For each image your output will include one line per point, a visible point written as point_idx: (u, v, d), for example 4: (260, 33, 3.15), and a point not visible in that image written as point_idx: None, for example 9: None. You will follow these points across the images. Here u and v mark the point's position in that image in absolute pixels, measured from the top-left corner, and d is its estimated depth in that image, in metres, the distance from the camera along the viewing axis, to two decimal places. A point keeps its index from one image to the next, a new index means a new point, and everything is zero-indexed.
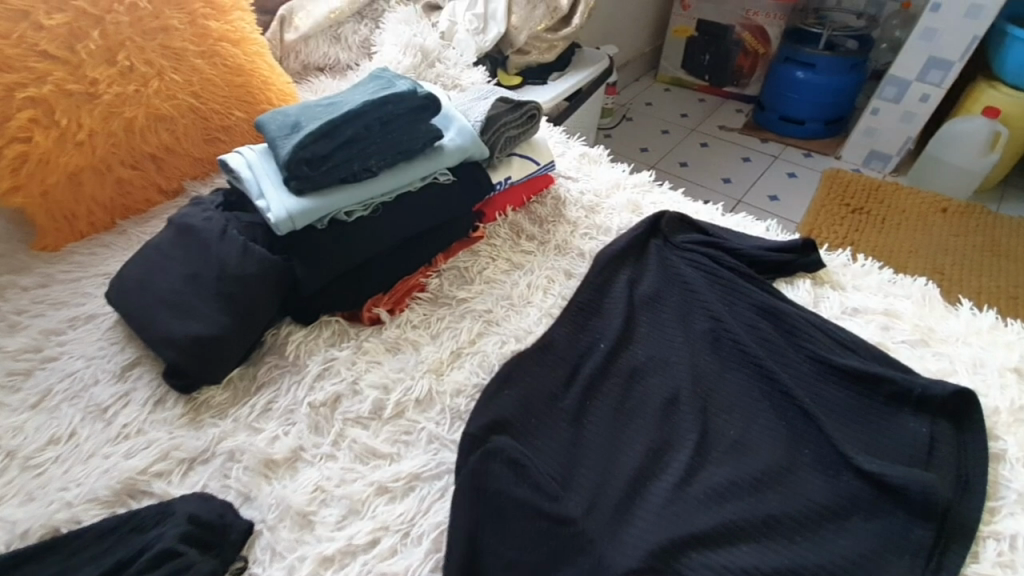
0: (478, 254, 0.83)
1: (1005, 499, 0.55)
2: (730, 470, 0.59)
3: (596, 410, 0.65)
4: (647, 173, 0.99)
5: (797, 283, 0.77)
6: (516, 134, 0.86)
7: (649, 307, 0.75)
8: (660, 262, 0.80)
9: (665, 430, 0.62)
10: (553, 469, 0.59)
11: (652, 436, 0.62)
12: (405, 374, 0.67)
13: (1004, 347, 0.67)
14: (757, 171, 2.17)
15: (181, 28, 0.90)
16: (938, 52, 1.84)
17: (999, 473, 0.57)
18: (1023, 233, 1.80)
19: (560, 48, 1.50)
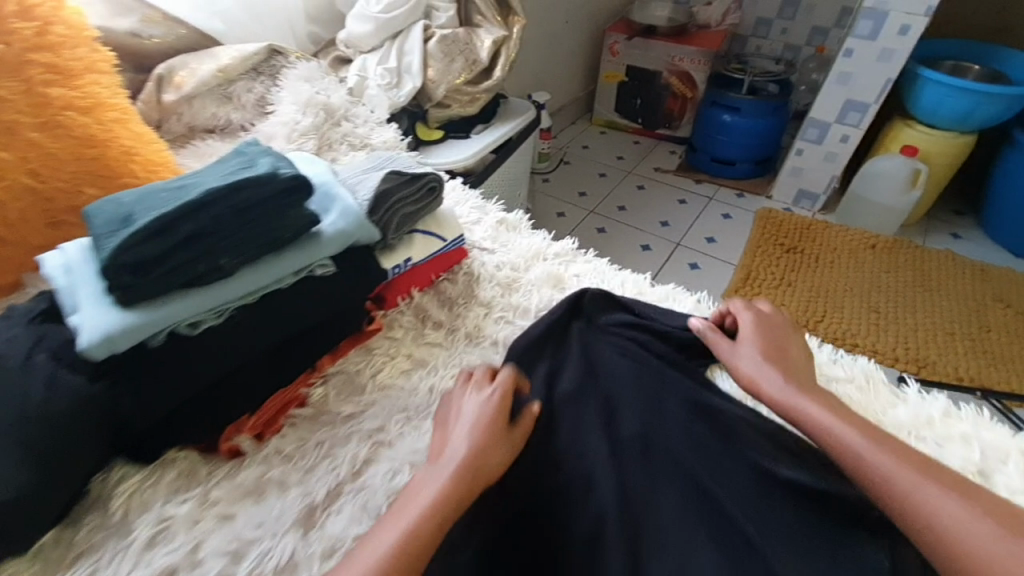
0: (372, 354, 0.71)
1: None
2: None
3: (505, 558, 0.53)
4: (570, 241, 0.91)
5: None
6: (414, 210, 0.76)
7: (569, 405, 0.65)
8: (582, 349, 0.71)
9: None
10: None
11: None
12: (264, 532, 0.53)
13: (960, 441, 0.61)
14: (694, 213, 2.16)
15: (12, 99, 0.74)
16: (854, 95, 1.90)
17: None
18: (948, 267, 1.85)
19: (485, 100, 1.41)
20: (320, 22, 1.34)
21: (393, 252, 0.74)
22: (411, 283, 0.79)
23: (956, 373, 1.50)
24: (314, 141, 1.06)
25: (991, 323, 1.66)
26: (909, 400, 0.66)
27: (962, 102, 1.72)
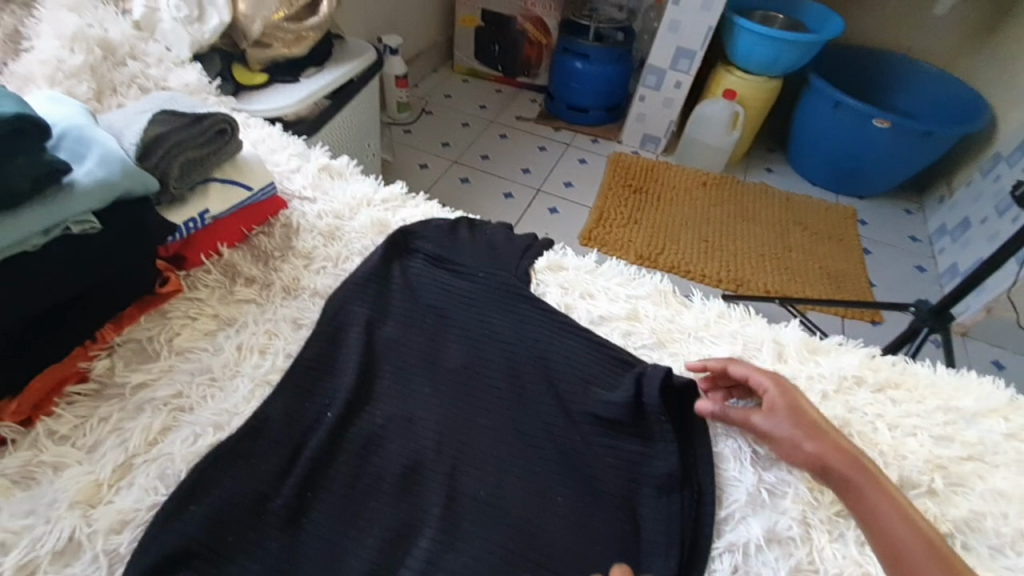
0: (166, 317, 0.64)
1: (735, 503, 0.56)
2: (482, 541, 0.52)
3: (320, 503, 0.54)
4: (400, 185, 0.89)
5: (546, 293, 0.73)
6: (200, 156, 0.67)
7: (389, 347, 0.66)
8: (404, 288, 0.72)
9: (404, 511, 0.54)
10: None
11: (389, 522, 0.53)
12: (33, 520, 0.47)
13: (729, 338, 0.70)
14: (552, 159, 2.24)
15: None
16: (683, 42, 2.05)
17: (726, 476, 0.58)
18: (761, 196, 2.14)
19: (312, 40, 1.29)
20: None
21: (182, 204, 0.67)
22: (215, 238, 0.72)
23: (765, 287, 1.77)
24: (91, 85, 0.91)
25: (792, 244, 1.96)
26: (693, 306, 0.74)
27: (767, 50, 1.94)
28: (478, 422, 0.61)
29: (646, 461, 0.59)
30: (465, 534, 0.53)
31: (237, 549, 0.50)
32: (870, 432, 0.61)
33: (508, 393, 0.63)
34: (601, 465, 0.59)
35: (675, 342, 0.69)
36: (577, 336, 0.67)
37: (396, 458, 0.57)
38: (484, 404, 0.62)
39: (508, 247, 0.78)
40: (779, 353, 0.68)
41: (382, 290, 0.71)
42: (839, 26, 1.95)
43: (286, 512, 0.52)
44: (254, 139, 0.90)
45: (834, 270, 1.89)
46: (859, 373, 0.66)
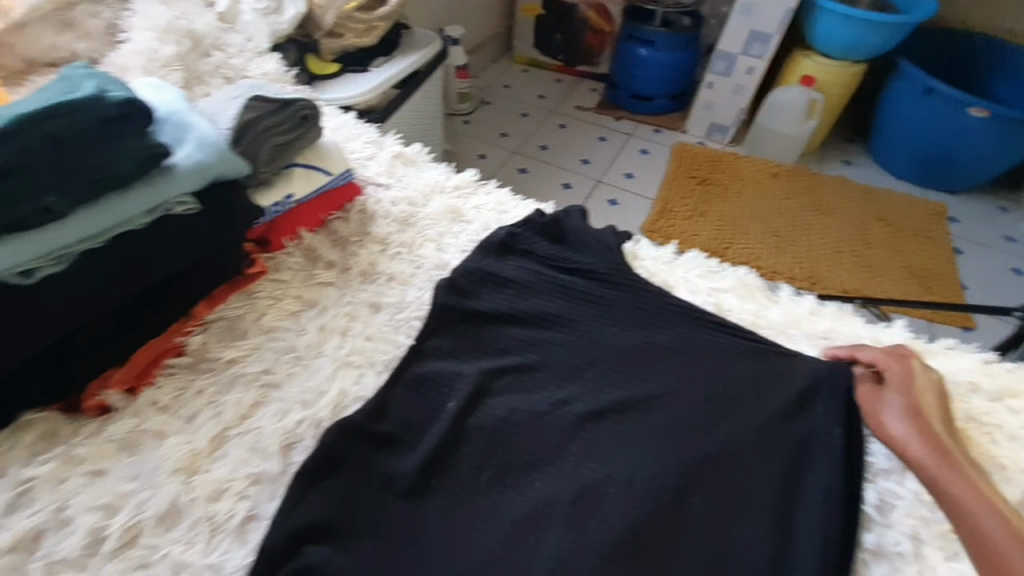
0: (253, 297, 0.66)
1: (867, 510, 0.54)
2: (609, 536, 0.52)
3: (443, 484, 0.55)
4: (471, 173, 0.88)
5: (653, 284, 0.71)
6: (285, 141, 0.69)
7: (507, 346, 0.66)
8: (522, 284, 0.71)
9: (524, 502, 0.54)
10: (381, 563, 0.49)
11: (514, 511, 0.53)
12: (139, 485, 0.51)
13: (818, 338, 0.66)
14: (613, 150, 2.18)
15: None
16: (757, 26, 1.94)
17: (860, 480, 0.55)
18: (839, 188, 2.01)
19: (382, 30, 1.30)
20: None
21: (269, 189, 0.69)
22: (295, 223, 0.74)
23: (843, 287, 1.65)
24: (180, 74, 0.95)
25: (873, 240, 1.82)
26: (781, 302, 0.70)
27: (849, 32, 1.81)
28: (603, 421, 0.61)
29: (774, 469, 0.57)
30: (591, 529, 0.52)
31: (366, 518, 0.51)
32: (986, 443, 0.57)
33: (635, 394, 0.62)
34: (745, 472, 0.56)
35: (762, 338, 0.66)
36: (711, 343, 0.65)
37: (507, 445, 0.58)
38: (609, 405, 0.62)
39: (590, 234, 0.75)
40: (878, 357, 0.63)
41: (496, 288, 0.71)
42: (933, 6, 1.79)
43: (413, 487, 0.54)
44: (331, 127, 0.91)
45: (922, 268, 1.74)
46: (971, 379, 0.62)
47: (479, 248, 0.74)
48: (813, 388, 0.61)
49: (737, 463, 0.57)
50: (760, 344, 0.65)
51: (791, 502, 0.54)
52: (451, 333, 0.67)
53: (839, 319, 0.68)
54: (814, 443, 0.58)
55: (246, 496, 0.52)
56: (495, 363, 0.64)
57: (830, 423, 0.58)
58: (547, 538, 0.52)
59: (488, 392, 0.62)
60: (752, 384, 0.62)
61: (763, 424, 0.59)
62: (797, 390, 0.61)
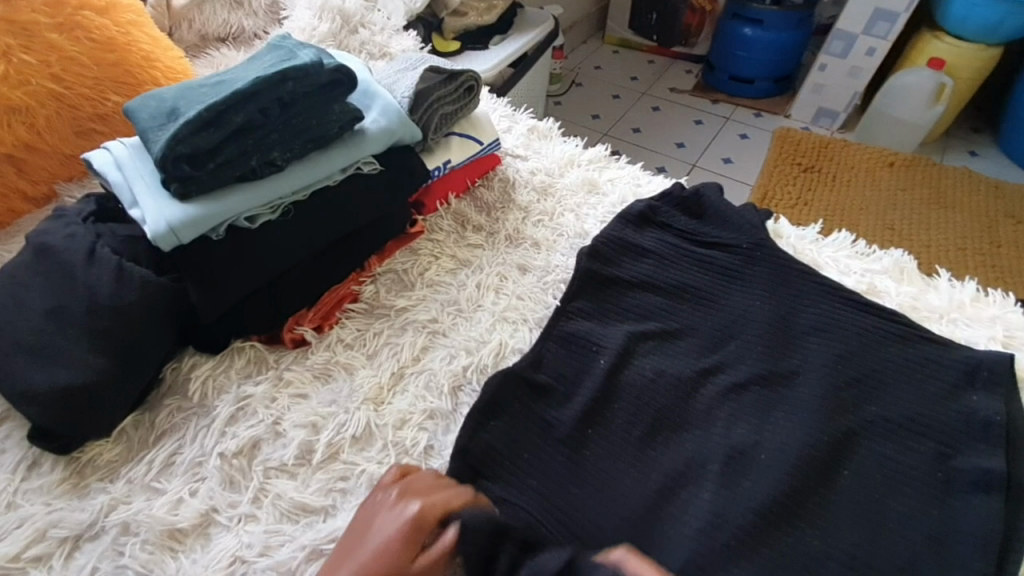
0: (415, 253, 0.72)
1: None
2: (763, 496, 0.50)
3: (600, 436, 0.56)
4: (602, 147, 0.90)
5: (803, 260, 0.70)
6: (452, 110, 0.74)
7: (647, 311, 0.66)
8: (659, 254, 0.70)
9: (674, 457, 0.54)
10: (547, 499, 0.52)
11: (665, 466, 0.53)
12: (336, 409, 0.57)
13: (988, 323, 0.62)
14: (710, 134, 2.12)
15: (47, 23, 0.73)
16: (884, 3, 1.81)
17: None
18: (964, 182, 1.85)
19: (500, 9, 1.35)
20: None
21: (431, 155, 0.74)
22: (445, 188, 0.79)
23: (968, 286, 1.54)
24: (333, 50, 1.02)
25: (1002, 238, 1.68)
26: (940, 286, 0.67)
27: (988, 14, 1.68)
28: (751, 388, 0.58)
29: (940, 448, 0.53)
30: (743, 489, 0.51)
31: (531, 458, 0.54)
32: None
33: (780, 364, 0.59)
34: (906, 452, 0.53)
35: (920, 321, 0.63)
36: (863, 322, 0.61)
37: (657, 398, 0.58)
38: (758, 373, 0.59)
39: (735, 208, 0.75)
40: None
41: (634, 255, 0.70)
42: None
43: (572, 436, 0.55)
44: None
45: None
46: None
47: (620, 218, 0.74)
48: (970, 375, 0.57)
49: (895, 442, 0.54)
50: (925, 332, 0.60)
51: (956, 487, 0.51)
52: (595, 298, 0.67)
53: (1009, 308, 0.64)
54: (981, 428, 0.53)
55: (425, 428, 0.57)
56: (637, 326, 0.64)
57: (992, 408, 0.54)
58: (701, 492, 0.51)
59: (633, 353, 0.61)
60: (908, 365, 0.58)
61: (923, 407, 0.55)
62: (960, 375, 0.57)
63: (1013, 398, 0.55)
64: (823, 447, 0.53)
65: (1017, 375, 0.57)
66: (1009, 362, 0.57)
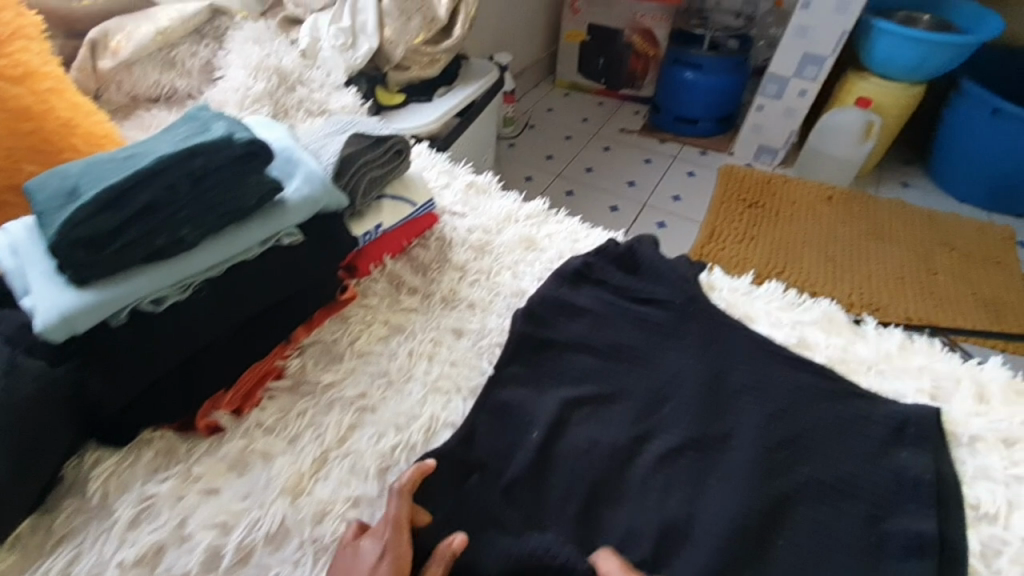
0: (347, 322, 0.70)
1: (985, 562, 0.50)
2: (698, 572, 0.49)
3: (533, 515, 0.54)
4: (540, 201, 0.90)
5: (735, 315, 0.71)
6: (381, 174, 0.73)
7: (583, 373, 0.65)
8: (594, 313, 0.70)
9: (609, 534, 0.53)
10: None
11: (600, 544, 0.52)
12: (251, 503, 0.53)
13: (915, 373, 0.63)
14: (660, 172, 2.19)
15: None
16: (811, 48, 1.92)
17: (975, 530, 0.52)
18: (897, 213, 1.95)
19: (444, 62, 1.37)
20: None
21: (361, 219, 0.73)
22: (381, 250, 0.77)
23: (907, 315, 1.60)
24: (269, 108, 1.00)
25: (936, 267, 1.76)
26: (867, 335, 0.68)
27: (913, 53, 1.78)
28: (684, 454, 0.57)
29: (873, 511, 0.53)
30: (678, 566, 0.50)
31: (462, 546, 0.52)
32: None
33: (712, 426, 0.59)
34: (840, 516, 0.53)
35: (850, 374, 0.64)
36: (793, 378, 0.62)
37: (591, 472, 0.56)
38: (691, 437, 0.58)
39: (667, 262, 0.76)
40: (978, 392, 0.61)
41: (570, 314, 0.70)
42: (1000, 25, 1.75)
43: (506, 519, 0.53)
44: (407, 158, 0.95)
45: (990, 297, 1.67)
46: None
47: (557, 274, 0.74)
48: (897, 432, 0.57)
49: (830, 504, 0.53)
50: (853, 387, 0.61)
51: (889, 551, 0.50)
52: (531, 362, 0.66)
53: (933, 356, 0.66)
54: (909, 487, 0.54)
55: (347, 518, 0.53)
56: (573, 390, 0.63)
57: (920, 467, 0.55)
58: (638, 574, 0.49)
59: (568, 422, 0.60)
60: (838, 422, 0.58)
61: (854, 466, 0.55)
62: (888, 432, 0.57)
63: (941, 453, 0.56)
64: (757, 515, 0.52)
65: (945, 429, 0.58)
66: (934, 417, 0.58)
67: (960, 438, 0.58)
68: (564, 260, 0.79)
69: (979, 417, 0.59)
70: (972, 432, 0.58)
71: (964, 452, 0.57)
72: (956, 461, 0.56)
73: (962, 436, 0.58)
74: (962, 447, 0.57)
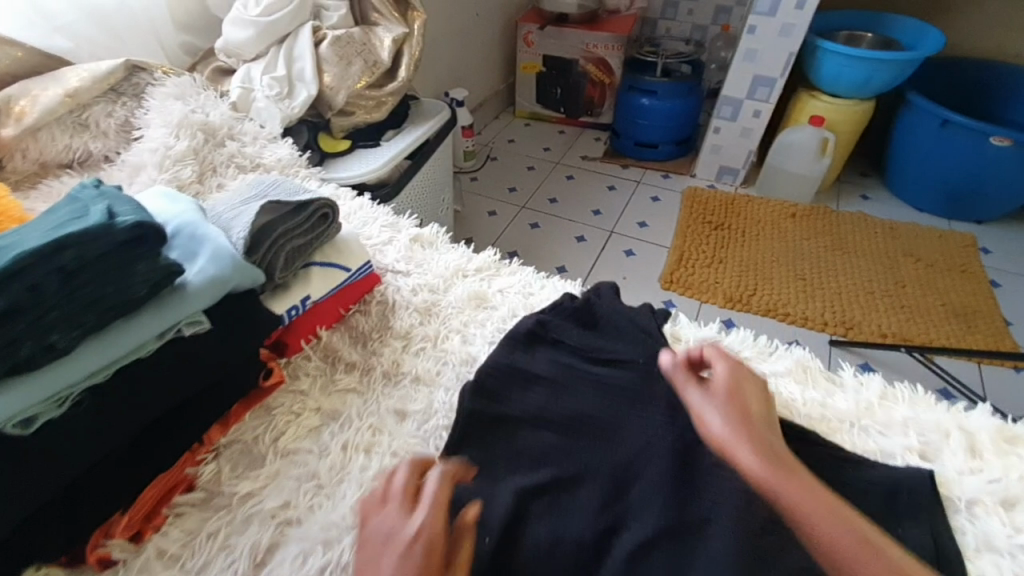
0: (270, 414, 0.62)
1: None
2: None
3: None
4: (492, 252, 0.84)
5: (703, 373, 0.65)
6: (303, 242, 0.67)
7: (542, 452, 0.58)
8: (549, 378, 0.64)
9: None
10: None
11: None
12: None
13: (900, 428, 0.58)
14: (624, 198, 2.16)
15: None
16: (761, 71, 1.94)
17: None
18: (861, 226, 1.96)
19: (391, 105, 1.31)
20: (193, 29, 1.20)
21: (285, 293, 0.65)
22: (313, 322, 0.69)
23: (881, 331, 1.58)
24: (194, 168, 0.92)
25: (904, 278, 1.76)
26: (845, 384, 0.63)
27: (857, 71, 1.81)
28: (658, 547, 0.50)
29: None
30: None
31: None
32: None
33: (686, 507, 0.52)
34: None
35: (832, 433, 0.58)
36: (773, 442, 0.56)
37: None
38: (665, 523, 0.51)
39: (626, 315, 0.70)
40: (969, 445, 0.56)
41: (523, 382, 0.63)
42: (939, 40, 1.80)
43: None
44: (347, 212, 0.88)
45: (960, 306, 1.66)
46: None
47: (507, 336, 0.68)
48: (889, 499, 0.52)
49: None
50: (838, 451, 0.55)
51: None
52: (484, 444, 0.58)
53: (917, 405, 0.61)
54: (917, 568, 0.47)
55: None
56: (531, 475, 0.55)
57: (920, 543, 0.48)
58: None
59: (525, 517, 0.52)
60: None
61: None
62: (879, 502, 0.51)
63: (939, 522, 0.50)
64: None
65: (939, 493, 0.53)
66: (927, 481, 0.52)
67: (957, 503, 0.52)
68: (517, 319, 0.72)
69: (974, 476, 0.53)
70: (967, 494, 0.52)
71: (963, 518, 0.51)
72: (956, 529, 0.51)
73: (958, 498, 0.53)
74: (960, 514, 0.52)
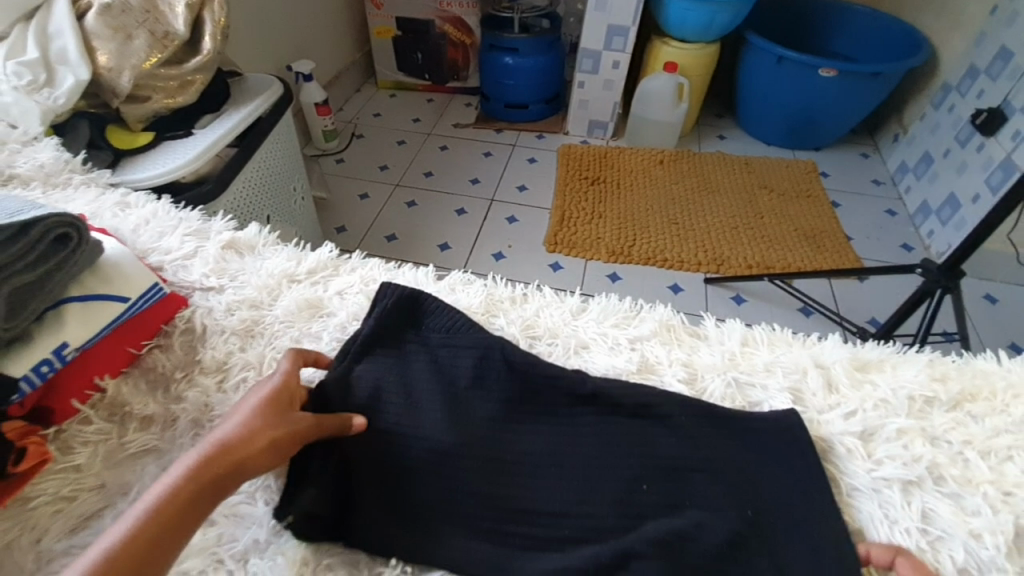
0: (28, 508, 0.47)
1: None
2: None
3: None
4: (329, 249, 0.72)
5: (559, 343, 0.61)
6: (39, 274, 0.51)
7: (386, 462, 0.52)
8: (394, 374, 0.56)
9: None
10: None
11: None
12: None
13: (764, 372, 0.57)
14: (501, 163, 2.09)
15: None
16: (612, 19, 1.93)
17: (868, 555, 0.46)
18: (720, 164, 2.07)
19: (200, 84, 1.09)
20: None
21: (27, 346, 0.50)
22: (87, 373, 0.54)
23: (747, 262, 1.68)
24: None
25: (764, 210, 1.88)
26: (709, 337, 0.62)
27: (701, 14, 1.85)
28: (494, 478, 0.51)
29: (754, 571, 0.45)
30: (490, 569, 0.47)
31: None
32: (962, 468, 0.48)
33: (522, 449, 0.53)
34: None
35: (702, 392, 0.56)
36: (640, 424, 0.53)
37: None
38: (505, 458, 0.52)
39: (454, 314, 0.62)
40: (826, 381, 0.56)
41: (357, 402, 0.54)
42: None
43: None
44: (136, 224, 0.71)
45: (810, 229, 1.82)
46: (927, 391, 0.54)
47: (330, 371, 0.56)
48: (762, 460, 0.50)
49: None
50: (715, 411, 0.54)
51: None
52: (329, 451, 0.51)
53: (775, 347, 0.60)
54: (805, 562, 0.45)
55: None
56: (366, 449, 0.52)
57: (799, 511, 0.47)
58: None
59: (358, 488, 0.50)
60: (706, 469, 0.50)
61: (733, 522, 0.47)
62: (758, 465, 0.50)
63: (819, 486, 0.49)
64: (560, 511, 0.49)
65: (812, 440, 0.51)
66: (800, 433, 0.51)
67: (827, 445, 0.51)
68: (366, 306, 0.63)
69: (833, 414, 0.53)
70: (834, 437, 0.52)
71: (834, 462, 0.51)
72: (831, 477, 0.50)
73: (826, 441, 0.51)
74: (828, 455, 0.51)
